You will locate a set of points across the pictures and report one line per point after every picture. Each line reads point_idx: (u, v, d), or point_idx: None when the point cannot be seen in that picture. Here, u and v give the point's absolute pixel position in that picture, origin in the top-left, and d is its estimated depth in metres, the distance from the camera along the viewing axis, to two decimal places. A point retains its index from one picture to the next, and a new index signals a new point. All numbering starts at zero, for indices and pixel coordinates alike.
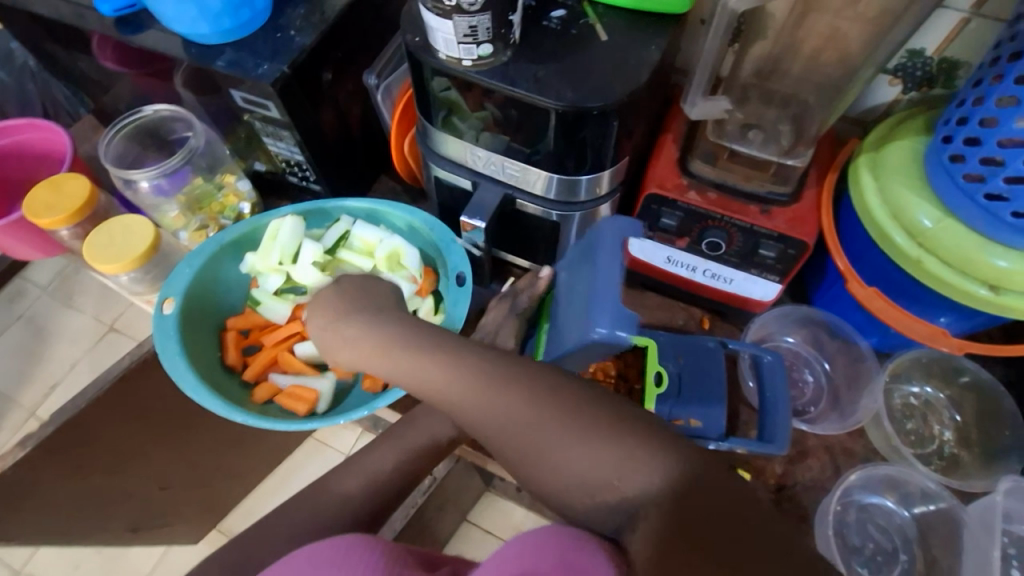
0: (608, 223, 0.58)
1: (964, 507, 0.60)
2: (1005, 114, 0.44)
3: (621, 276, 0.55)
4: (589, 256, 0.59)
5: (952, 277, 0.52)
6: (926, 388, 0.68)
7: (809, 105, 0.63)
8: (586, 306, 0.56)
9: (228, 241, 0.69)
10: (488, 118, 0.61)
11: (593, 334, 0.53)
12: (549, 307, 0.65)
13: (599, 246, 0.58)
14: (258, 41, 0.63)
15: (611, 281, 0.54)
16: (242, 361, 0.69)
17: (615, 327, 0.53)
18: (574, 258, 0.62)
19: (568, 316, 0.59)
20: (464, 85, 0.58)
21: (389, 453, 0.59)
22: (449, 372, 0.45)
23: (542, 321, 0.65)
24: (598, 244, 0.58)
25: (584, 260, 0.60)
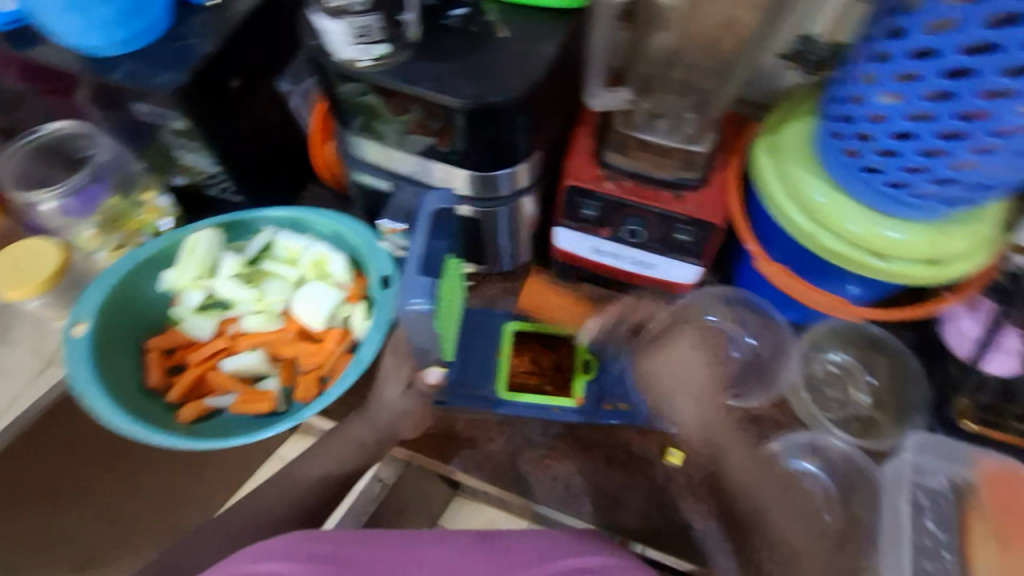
0: (433, 198, 0.63)
1: (879, 468, 0.64)
2: (870, 91, 0.47)
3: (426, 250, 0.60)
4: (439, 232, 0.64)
5: (845, 249, 0.55)
6: (845, 356, 0.71)
7: (712, 91, 0.64)
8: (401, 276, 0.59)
9: (143, 259, 0.67)
10: (411, 121, 0.60)
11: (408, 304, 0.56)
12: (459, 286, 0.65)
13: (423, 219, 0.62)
14: (157, 51, 0.61)
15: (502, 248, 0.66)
16: (165, 382, 0.66)
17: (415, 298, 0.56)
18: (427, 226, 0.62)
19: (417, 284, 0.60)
20: (382, 90, 0.57)
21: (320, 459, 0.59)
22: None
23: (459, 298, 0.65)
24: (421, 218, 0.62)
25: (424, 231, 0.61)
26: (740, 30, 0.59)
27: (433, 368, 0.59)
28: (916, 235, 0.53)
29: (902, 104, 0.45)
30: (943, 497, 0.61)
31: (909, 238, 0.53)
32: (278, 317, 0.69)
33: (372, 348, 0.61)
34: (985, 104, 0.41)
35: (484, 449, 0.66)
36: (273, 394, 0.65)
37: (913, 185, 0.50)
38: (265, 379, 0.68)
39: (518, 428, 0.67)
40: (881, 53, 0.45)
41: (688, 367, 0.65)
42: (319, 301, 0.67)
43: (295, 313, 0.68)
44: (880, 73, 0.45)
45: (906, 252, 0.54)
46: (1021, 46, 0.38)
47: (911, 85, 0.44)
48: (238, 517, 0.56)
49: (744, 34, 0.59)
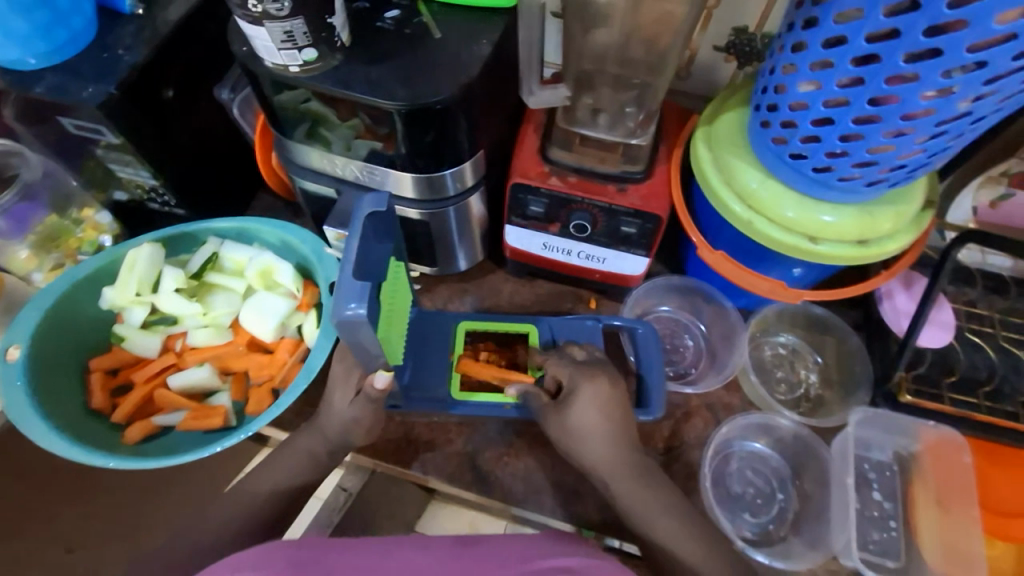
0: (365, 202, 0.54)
1: (827, 447, 0.65)
2: (791, 79, 0.48)
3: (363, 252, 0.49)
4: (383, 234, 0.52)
5: (780, 234, 0.57)
6: (791, 337, 0.74)
7: (650, 85, 0.66)
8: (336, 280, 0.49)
9: (81, 278, 0.64)
10: (359, 126, 0.60)
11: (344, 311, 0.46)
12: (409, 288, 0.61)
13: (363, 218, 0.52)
14: (83, 62, 0.60)
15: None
16: (111, 404, 0.64)
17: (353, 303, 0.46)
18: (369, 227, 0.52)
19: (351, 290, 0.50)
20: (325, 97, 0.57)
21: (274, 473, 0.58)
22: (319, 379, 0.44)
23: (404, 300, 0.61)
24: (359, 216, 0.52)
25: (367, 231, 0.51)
26: (671, 25, 0.60)
27: (380, 372, 0.54)
28: (845, 218, 0.55)
29: (818, 92, 0.46)
30: (888, 469, 0.65)
31: (836, 221, 0.55)
32: (226, 330, 0.68)
33: (322, 355, 0.61)
34: (891, 89, 0.42)
35: (444, 450, 0.66)
36: (224, 409, 0.64)
37: (836, 169, 0.51)
38: (216, 394, 0.66)
39: (476, 427, 0.67)
40: (797, 42, 0.47)
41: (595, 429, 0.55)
42: (267, 312, 0.66)
43: (243, 325, 0.67)
44: (798, 62, 0.47)
45: (837, 235, 0.56)
46: (918, 32, 0.38)
47: (826, 72, 0.45)
48: (190, 536, 0.55)
49: (675, 28, 0.60)
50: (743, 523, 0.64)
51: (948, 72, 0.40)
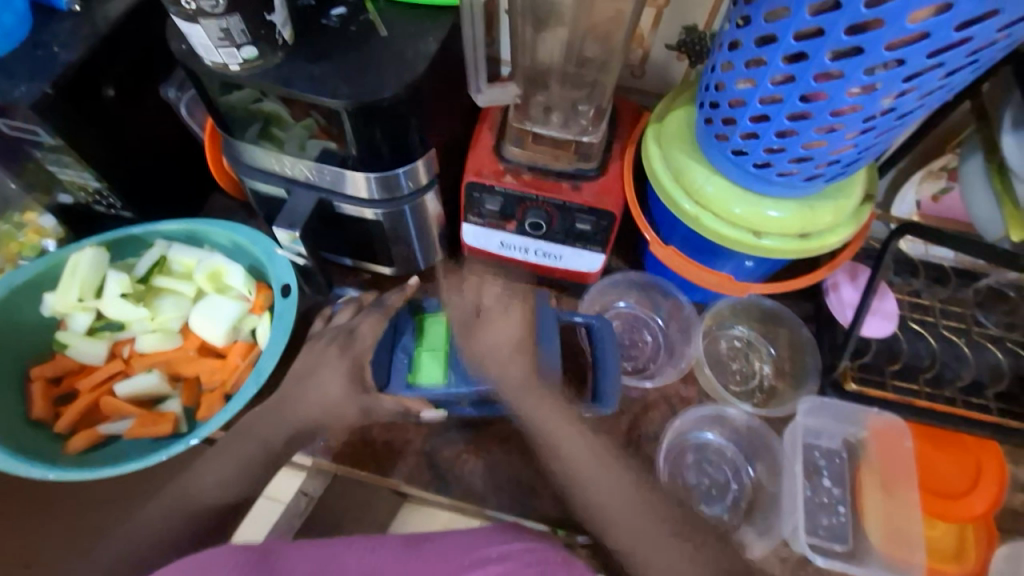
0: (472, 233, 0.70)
1: (778, 437, 0.67)
2: (729, 77, 0.49)
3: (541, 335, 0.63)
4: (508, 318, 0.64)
5: (726, 229, 0.58)
6: (746, 330, 0.75)
7: (602, 83, 0.67)
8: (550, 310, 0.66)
9: (19, 284, 0.62)
10: (314, 126, 0.59)
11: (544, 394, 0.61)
12: (431, 330, 0.66)
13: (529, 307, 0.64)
14: (15, 60, 0.57)
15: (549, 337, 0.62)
16: (53, 413, 0.62)
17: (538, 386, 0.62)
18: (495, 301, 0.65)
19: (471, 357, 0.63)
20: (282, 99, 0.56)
21: (221, 478, 0.56)
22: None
23: (419, 342, 0.65)
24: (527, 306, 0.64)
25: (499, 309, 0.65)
26: (619, 24, 0.61)
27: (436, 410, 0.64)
28: (789, 212, 0.56)
29: (754, 89, 0.47)
30: (837, 455, 0.67)
31: (780, 217, 0.56)
32: (175, 335, 0.66)
33: (274, 357, 0.60)
34: (820, 86, 0.44)
35: (401, 451, 0.66)
36: (174, 414, 0.63)
37: (775, 165, 0.53)
38: (167, 400, 0.65)
39: (434, 427, 0.67)
40: (733, 41, 0.47)
41: (508, 338, 0.61)
42: (219, 316, 0.65)
43: (193, 329, 0.66)
44: (734, 60, 0.48)
45: (780, 229, 0.57)
46: (840, 30, 0.40)
47: (759, 70, 0.46)
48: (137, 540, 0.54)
49: (624, 27, 0.61)
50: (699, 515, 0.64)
51: (871, 69, 0.41)
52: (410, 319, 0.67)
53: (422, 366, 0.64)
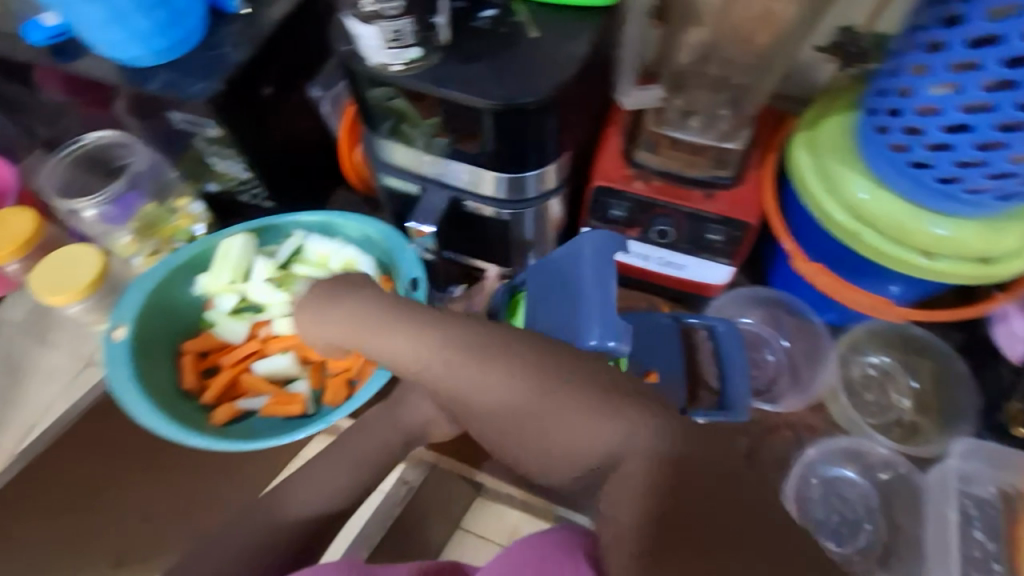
0: None
1: (923, 474, 0.62)
2: (919, 82, 0.46)
3: (600, 286, 0.54)
4: (566, 282, 0.57)
5: (890, 246, 0.54)
6: (884, 358, 0.69)
7: (746, 87, 0.64)
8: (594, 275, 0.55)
9: (179, 263, 0.68)
10: (439, 124, 0.60)
11: (588, 342, 0.51)
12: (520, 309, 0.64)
13: (581, 254, 0.57)
14: (192, 60, 0.63)
15: (604, 294, 0.54)
16: (200, 384, 0.68)
17: (606, 336, 0.51)
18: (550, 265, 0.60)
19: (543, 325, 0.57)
20: (411, 95, 0.58)
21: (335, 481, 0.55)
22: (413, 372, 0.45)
23: (510, 322, 0.64)
24: (580, 253, 0.57)
25: (561, 269, 0.58)
26: (775, 25, 0.57)
27: None
28: (968, 232, 0.52)
29: (955, 95, 0.44)
30: (992, 507, 0.59)
31: (955, 235, 0.52)
32: None
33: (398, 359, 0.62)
34: None
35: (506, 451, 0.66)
36: (302, 396, 0.66)
37: (965, 180, 0.49)
38: (295, 381, 0.69)
39: None
40: (934, 41, 0.44)
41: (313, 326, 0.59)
42: None
43: None
44: (932, 64, 0.45)
45: (957, 250, 0.52)
46: None
47: (967, 74, 0.43)
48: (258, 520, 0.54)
49: (779, 30, 0.57)
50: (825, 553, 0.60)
51: None
52: (503, 300, 0.67)
53: None
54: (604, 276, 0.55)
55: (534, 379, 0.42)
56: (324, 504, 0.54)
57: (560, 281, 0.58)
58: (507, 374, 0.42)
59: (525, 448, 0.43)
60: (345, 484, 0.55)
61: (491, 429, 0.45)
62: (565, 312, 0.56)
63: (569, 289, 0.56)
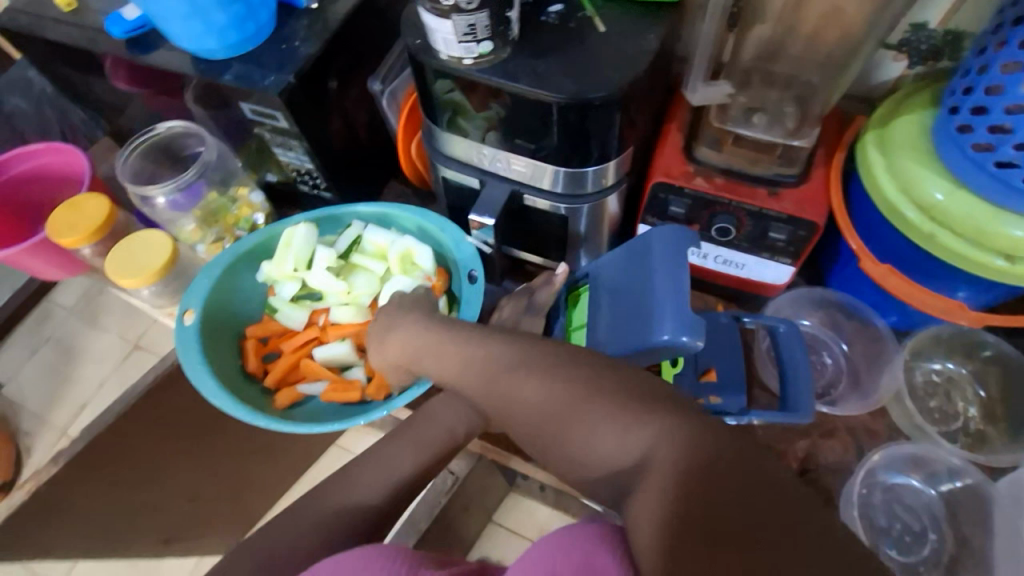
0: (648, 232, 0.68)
1: (993, 484, 0.60)
2: (1011, 80, 0.44)
3: (677, 281, 0.54)
4: (639, 277, 0.57)
5: (967, 248, 0.53)
6: (947, 365, 0.67)
7: (813, 85, 0.62)
8: (668, 270, 0.55)
9: (243, 251, 0.70)
10: (491, 118, 0.61)
11: (659, 336, 0.52)
12: (583, 302, 0.64)
13: (654, 249, 0.57)
14: (264, 53, 0.65)
15: (676, 288, 0.54)
16: (262, 368, 0.70)
17: (680, 331, 0.52)
18: (621, 260, 0.61)
19: (614, 320, 0.58)
20: (466, 86, 0.58)
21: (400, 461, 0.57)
22: (484, 360, 0.46)
23: (571, 316, 0.65)
24: (652, 249, 0.57)
25: (633, 264, 0.59)
26: (847, 21, 0.56)
27: None
28: None
29: None
30: None
31: None
32: (365, 309, 0.71)
33: None
34: None
35: None
36: (359, 383, 0.68)
37: None
38: (352, 368, 0.71)
39: None
40: None
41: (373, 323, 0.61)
42: None
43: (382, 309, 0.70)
44: None
45: None
46: None
47: None
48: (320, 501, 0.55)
49: (852, 26, 0.56)
50: (888, 559, 0.59)
51: None
52: (563, 293, 0.67)
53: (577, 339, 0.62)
54: (679, 271, 0.55)
55: (569, 388, 0.41)
56: (383, 489, 0.55)
57: (632, 276, 0.59)
58: (544, 379, 0.42)
59: (556, 459, 0.41)
60: (404, 470, 0.56)
61: (525, 439, 0.44)
62: (636, 309, 0.56)
63: (643, 284, 0.56)
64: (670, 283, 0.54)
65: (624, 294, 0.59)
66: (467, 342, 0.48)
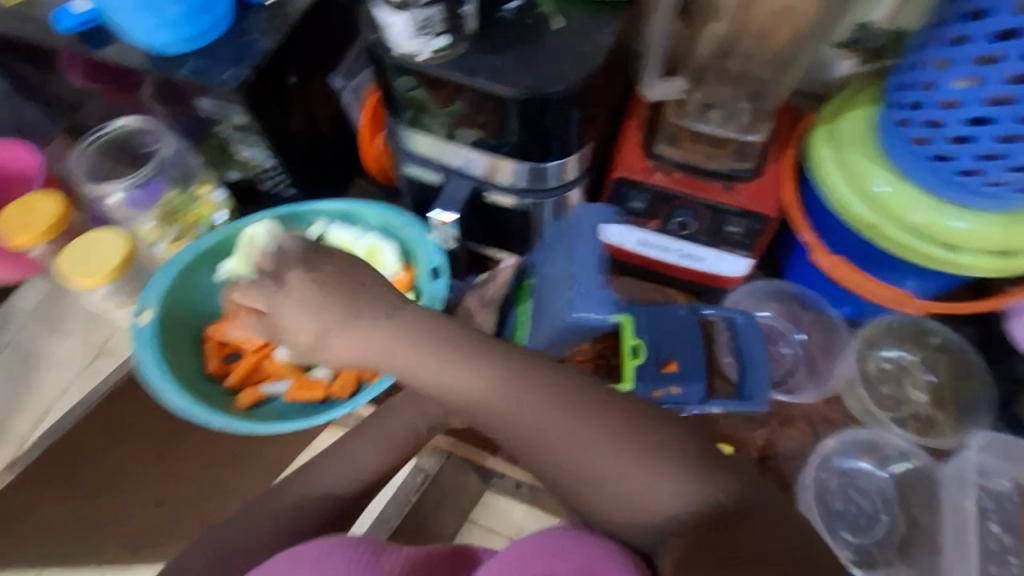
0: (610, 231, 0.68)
1: (941, 467, 0.62)
2: (944, 76, 0.46)
3: (594, 264, 0.61)
4: (566, 258, 0.64)
5: (912, 239, 0.54)
6: (900, 352, 0.69)
7: (765, 82, 0.64)
8: (588, 253, 0.61)
9: (204, 249, 0.69)
10: (458, 112, 0.60)
11: (572, 316, 0.60)
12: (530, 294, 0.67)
13: (577, 228, 0.63)
14: (220, 47, 0.64)
15: (591, 270, 0.61)
16: (223, 369, 0.70)
17: (591, 310, 0.61)
18: (549, 239, 0.68)
19: (543, 296, 0.66)
20: (429, 84, 0.58)
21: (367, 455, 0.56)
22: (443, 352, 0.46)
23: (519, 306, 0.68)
24: (576, 228, 0.63)
25: (560, 243, 0.65)
26: (795, 20, 0.58)
27: None
28: (988, 225, 0.52)
29: (978, 88, 0.44)
30: (1010, 500, 0.59)
31: (974, 228, 0.52)
32: None
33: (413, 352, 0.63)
34: None
35: None
36: (323, 382, 0.67)
37: (986, 173, 0.49)
38: (315, 367, 0.70)
39: None
40: (959, 35, 0.44)
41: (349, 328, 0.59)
42: None
43: None
44: (955, 57, 0.45)
45: (977, 243, 0.53)
46: None
47: (990, 68, 0.43)
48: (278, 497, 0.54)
49: (800, 24, 0.58)
50: (844, 544, 0.61)
51: None
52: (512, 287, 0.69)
53: (524, 325, 0.66)
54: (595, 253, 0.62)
55: None
56: (346, 485, 0.54)
57: (559, 255, 0.65)
58: None
59: None
60: (366, 467, 0.56)
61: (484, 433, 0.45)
62: (559, 286, 0.63)
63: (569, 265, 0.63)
64: (587, 265, 0.61)
65: (553, 271, 0.65)
66: (427, 335, 0.47)
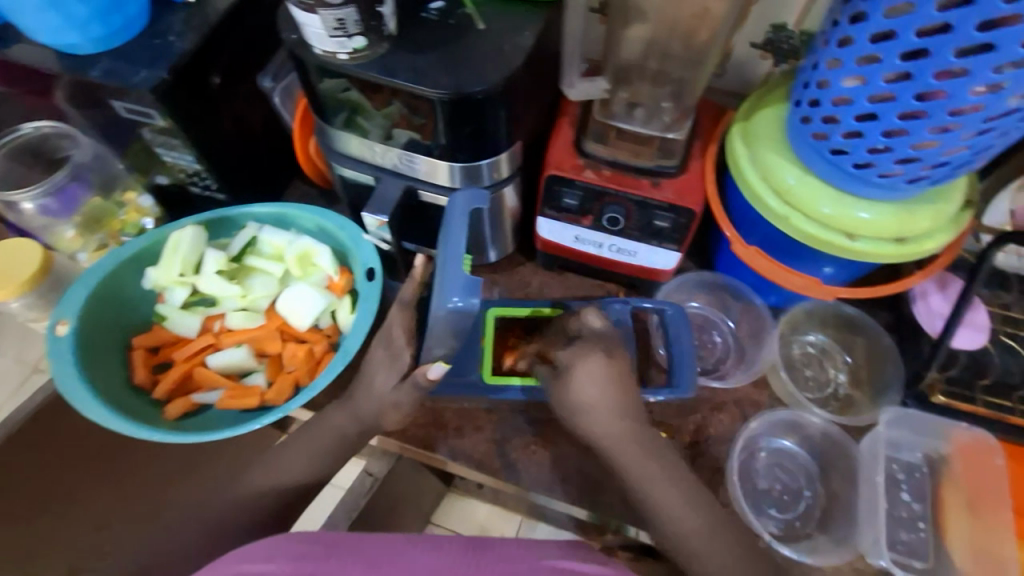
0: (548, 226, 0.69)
1: (856, 443, 0.65)
2: (835, 75, 0.49)
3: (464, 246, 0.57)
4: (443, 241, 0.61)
5: (818, 229, 0.58)
6: (820, 337, 0.74)
7: (686, 80, 0.67)
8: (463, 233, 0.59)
9: (128, 256, 0.67)
10: (395, 114, 0.61)
11: (449, 304, 0.54)
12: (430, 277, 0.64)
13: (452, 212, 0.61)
14: (135, 48, 0.61)
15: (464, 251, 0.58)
16: (152, 380, 0.67)
17: (467, 295, 0.55)
18: None
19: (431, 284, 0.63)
20: (365, 87, 0.59)
21: (313, 456, 0.59)
22: None
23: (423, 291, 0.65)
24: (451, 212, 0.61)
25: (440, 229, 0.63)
26: (710, 22, 0.60)
27: (437, 364, 0.55)
28: (885, 214, 0.56)
29: (864, 87, 0.48)
30: (919, 469, 0.65)
31: (874, 218, 0.56)
32: (263, 312, 0.70)
33: (346, 356, 0.62)
34: (941, 84, 0.44)
35: (459, 434, 0.67)
36: (258, 389, 0.66)
37: (878, 165, 0.52)
38: (251, 373, 0.69)
39: (502, 413, 0.68)
40: (844, 37, 0.48)
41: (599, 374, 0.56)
42: (308, 301, 0.68)
43: (280, 311, 0.69)
44: (844, 57, 0.48)
45: (876, 231, 0.56)
46: (971, 26, 0.40)
47: (871, 68, 0.47)
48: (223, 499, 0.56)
49: (714, 26, 0.60)
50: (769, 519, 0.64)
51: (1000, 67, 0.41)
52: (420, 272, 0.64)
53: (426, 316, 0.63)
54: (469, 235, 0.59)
55: None
56: None
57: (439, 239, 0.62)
58: None
59: None
60: None
61: None
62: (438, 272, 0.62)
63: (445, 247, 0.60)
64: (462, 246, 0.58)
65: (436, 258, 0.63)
66: None
